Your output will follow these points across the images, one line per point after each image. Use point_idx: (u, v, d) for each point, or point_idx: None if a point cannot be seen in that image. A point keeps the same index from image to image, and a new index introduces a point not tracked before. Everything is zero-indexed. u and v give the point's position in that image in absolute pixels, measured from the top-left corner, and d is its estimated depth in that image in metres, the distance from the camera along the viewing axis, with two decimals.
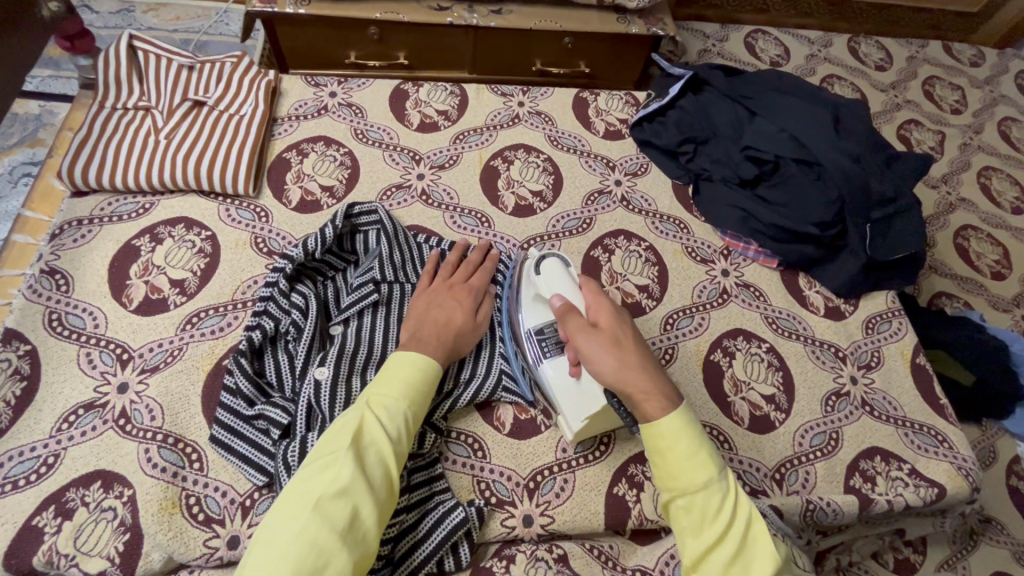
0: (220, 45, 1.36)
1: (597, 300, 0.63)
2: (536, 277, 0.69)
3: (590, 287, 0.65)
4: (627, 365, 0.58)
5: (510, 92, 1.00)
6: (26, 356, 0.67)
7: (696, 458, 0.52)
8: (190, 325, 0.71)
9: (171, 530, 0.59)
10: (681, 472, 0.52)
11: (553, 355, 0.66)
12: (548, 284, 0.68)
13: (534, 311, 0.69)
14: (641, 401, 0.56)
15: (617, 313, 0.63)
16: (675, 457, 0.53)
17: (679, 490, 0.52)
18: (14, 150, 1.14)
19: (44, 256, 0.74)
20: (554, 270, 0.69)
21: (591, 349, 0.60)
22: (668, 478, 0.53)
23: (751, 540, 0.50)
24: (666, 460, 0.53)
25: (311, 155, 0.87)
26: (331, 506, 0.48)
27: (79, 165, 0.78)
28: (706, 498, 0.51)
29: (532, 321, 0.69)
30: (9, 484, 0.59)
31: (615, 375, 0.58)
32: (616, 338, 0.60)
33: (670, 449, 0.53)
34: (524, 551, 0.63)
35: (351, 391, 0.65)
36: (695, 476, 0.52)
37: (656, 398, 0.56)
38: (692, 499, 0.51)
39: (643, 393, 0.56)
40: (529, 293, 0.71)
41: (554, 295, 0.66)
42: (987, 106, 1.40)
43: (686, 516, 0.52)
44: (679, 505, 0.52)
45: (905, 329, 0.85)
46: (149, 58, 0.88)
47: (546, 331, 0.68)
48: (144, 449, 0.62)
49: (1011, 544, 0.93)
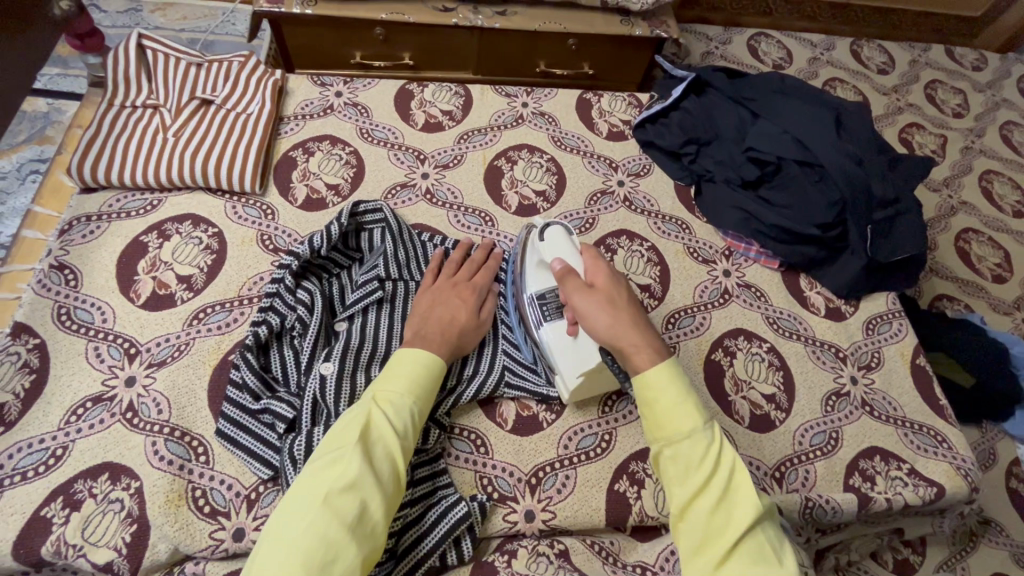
0: (227, 45, 1.37)
1: (595, 262, 0.65)
2: (540, 244, 0.70)
3: (592, 252, 0.66)
4: (620, 320, 0.59)
5: (514, 93, 1.01)
6: (35, 350, 0.67)
7: (681, 407, 0.53)
8: (196, 320, 0.72)
9: (178, 522, 0.59)
10: (666, 421, 0.53)
11: (553, 318, 0.67)
12: (552, 249, 0.69)
13: (538, 277, 0.71)
14: (631, 354, 0.57)
15: (614, 275, 0.65)
16: (662, 407, 0.54)
17: (665, 439, 0.53)
18: (23, 147, 1.15)
19: (54, 251, 0.75)
20: (558, 237, 0.70)
21: (586, 307, 0.61)
22: (654, 429, 0.54)
23: (735, 487, 0.50)
24: (653, 411, 0.54)
25: (317, 154, 0.88)
26: (340, 501, 0.49)
27: (88, 161, 0.79)
28: (692, 446, 0.52)
29: (535, 287, 0.70)
30: (17, 475, 0.60)
31: (608, 331, 0.59)
32: (611, 298, 0.62)
33: (656, 399, 0.54)
34: (526, 546, 0.64)
35: (356, 387, 0.66)
36: (680, 425, 0.53)
37: (646, 350, 0.57)
38: (677, 448, 0.52)
39: (633, 346, 0.57)
40: (533, 260, 0.72)
41: (557, 258, 0.67)
42: (989, 110, 1.40)
43: (673, 465, 0.52)
44: (666, 456, 0.53)
45: (906, 330, 0.86)
46: (158, 56, 0.89)
47: (548, 295, 0.69)
48: (151, 442, 0.63)
49: (1009, 545, 0.94)
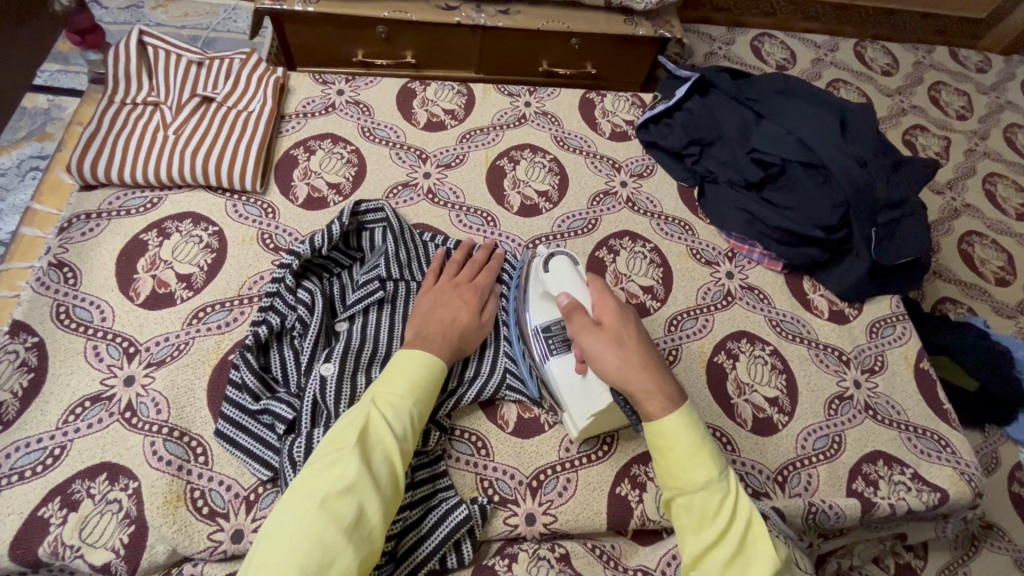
0: (229, 42, 1.37)
1: (602, 297, 0.63)
2: (544, 274, 0.69)
3: (597, 283, 0.64)
4: (630, 363, 0.58)
5: (517, 92, 1.00)
6: (34, 348, 0.67)
7: (697, 458, 0.53)
8: (196, 319, 0.71)
9: (176, 523, 0.59)
10: (681, 471, 0.53)
11: (559, 353, 0.67)
12: (557, 281, 0.68)
13: (542, 309, 0.70)
14: (642, 401, 0.56)
15: (622, 309, 0.63)
16: (676, 456, 0.53)
17: (679, 488, 0.53)
18: (23, 144, 1.14)
19: (53, 249, 0.75)
20: (563, 268, 0.69)
21: (594, 348, 0.59)
22: (669, 476, 0.54)
23: (750, 540, 0.50)
24: (667, 459, 0.54)
25: (318, 152, 0.88)
26: (337, 504, 0.49)
27: (88, 159, 0.79)
28: (707, 498, 0.52)
29: (540, 319, 0.69)
30: (15, 475, 0.59)
31: (618, 374, 0.57)
32: (620, 336, 0.60)
33: (671, 447, 0.54)
34: (527, 550, 0.63)
35: (356, 388, 0.65)
36: (696, 476, 0.52)
37: (656, 396, 0.56)
38: (692, 498, 0.52)
39: (644, 392, 0.56)
40: (537, 291, 0.71)
41: (563, 293, 0.65)
42: (993, 112, 1.40)
43: (687, 514, 0.52)
44: (680, 504, 0.53)
45: (909, 333, 0.85)
46: (159, 54, 0.89)
47: (553, 329, 0.68)
48: (149, 442, 0.62)
49: (1011, 550, 0.93)
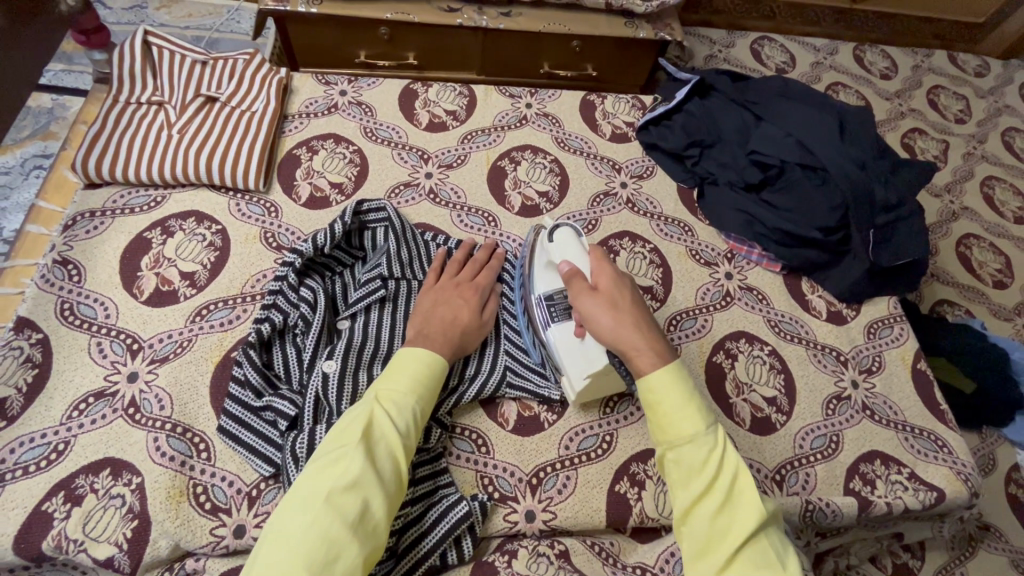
0: (231, 43, 1.37)
1: (600, 263, 0.65)
2: (548, 244, 0.70)
3: (597, 250, 0.66)
4: (622, 324, 0.59)
5: (519, 94, 1.01)
6: (38, 344, 0.67)
7: (684, 411, 0.53)
8: (199, 317, 0.72)
9: (179, 518, 0.59)
10: (671, 424, 0.54)
11: (560, 319, 0.67)
12: (561, 250, 0.69)
13: (546, 278, 0.71)
14: (633, 358, 0.58)
15: (619, 274, 0.64)
16: (665, 410, 0.54)
17: (669, 442, 0.54)
18: (26, 142, 1.15)
19: (57, 246, 0.75)
20: (566, 238, 0.69)
21: (590, 310, 0.61)
22: (659, 431, 0.55)
23: (738, 491, 0.51)
24: (657, 414, 0.55)
25: (321, 152, 0.88)
26: (342, 500, 0.49)
27: (93, 157, 0.79)
28: (695, 450, 0.52)
29: (543, 288, 0.71)
30: (19, 469, 0.60)
31: (611, 334, 0.59)
32: (615, 299, 0.62)
33: (660, 402, 0.55)
34: (526, 546, 0.64)
35: (358, 385, 0.66)
36: (683, 429, 0.53)
37: (647, 354, 0.57)
38: (681, 452, 0.53)
39: (634, 350, 0.58)
40: (542, 260, 0.72)
41: (564, 260, 0.67)
42: (991, 116, 1.40)
43: (676, 468, 0.53)
44: (670, 458, 0.53)
45: (907, 334, 0.86)
46: (163, 54, 0.89)
47: (556, 297, 0.69)
48: (152, 438, 0.63)
49: (1008, 551, 0.94)
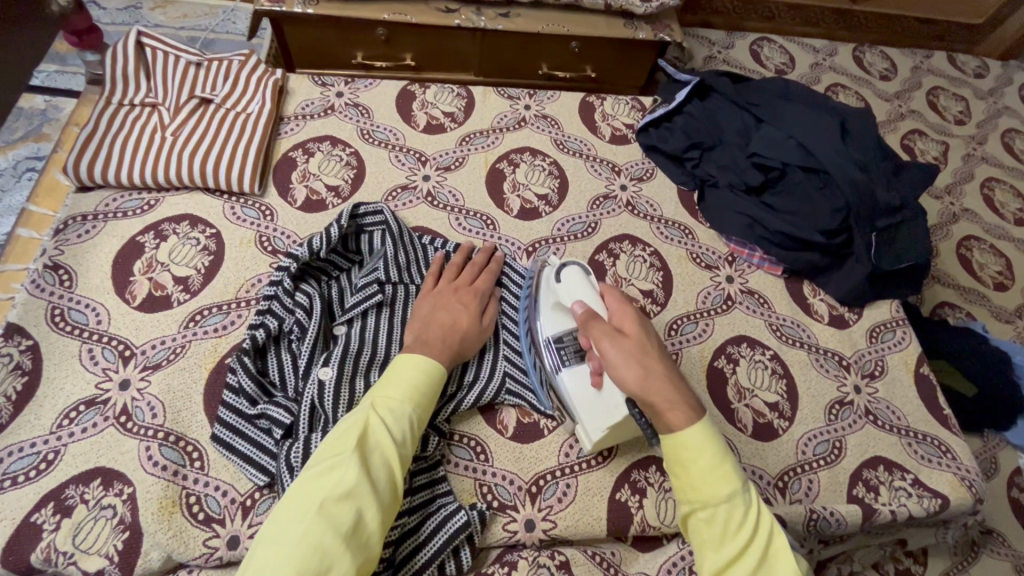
0: (227, 43, 1.36)
1: (621, 308, 0.63)
2: (555, 285, 0.69)
3: (614, 295, 0.65)
4: (653, 373, 0.57)
5: (517, 95, 1.00)
6: (28, 351, 0.66)
7: (719, 471, 0.52)
8: (192, 322, 0.71)
9: (171, 529, 0.58)
10: (703, 485, 0.52)
11: (572, 364, 0.66)
12: (569, 290, 0.68)
13: (553, 319, 0.69)
14: (665, 411, 0.55)
15: (641, 320, 0.63)
16: (698, 469, 0.52)
17: (701, 502, 0.52)
18: (19, 144, 1.14)
19: (48, 251, 0.74)
20: (575, 278, 0.68)
21: (615, 356, 0.58)
22: (689, 490, 0.53)
23: (771, 554, 0.50)
24: (688, 472, 0.53)
25: (317, 154, 0.87)
26: (335, 510, 0.48)
27: (84, 160, 0.78)
28: (730, 511, 0.51)
29: (551, 329, 0.69)
30: (8, 480, 0.59)
31: (640, 385, 0.56)
32: (642, 346, 0.59)
33: (692, 461, 0.53)
34: (526, 557, 0.62)
35: (355, 392, 0.65)
36: (717, 491, 0.51)
37: (680, 407, 0.55)
38: (713, 513, 0.51)
39: (667, 402, 0.55)
40: (549, 301, 0.71)
41: (576, 301, 0.66)
42: (991, 118, 1.40)
43: (708, 529, 0.51)
44: (700, 517, 0.52)
45: (909, 338, 0.85)
46: (157, 55, 0.88)
47: (565, 339, 0.68)
48: (145, 447, 0.62)
49: (1011, 557, 0.93)
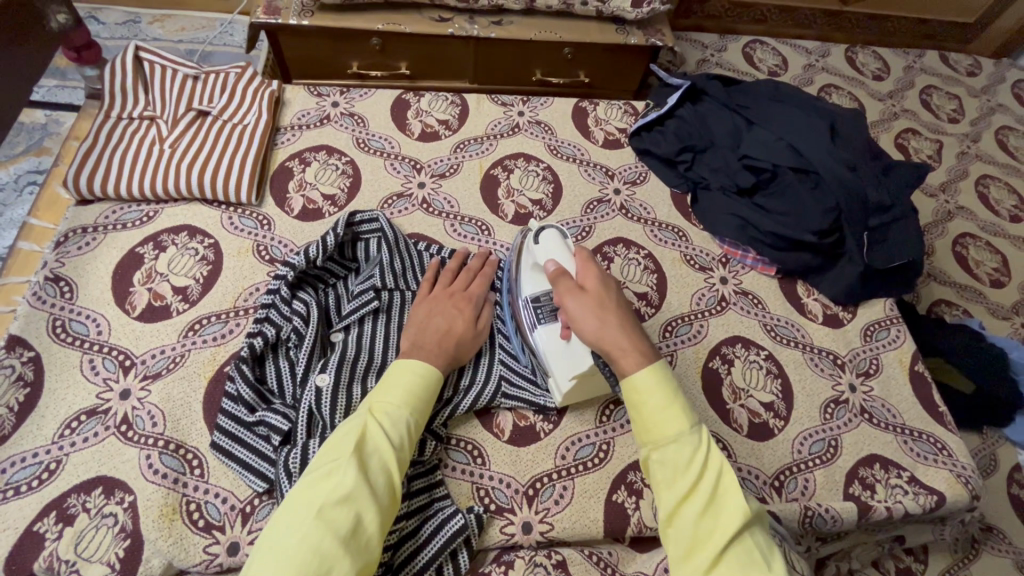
0: (225, 55, 1.38)
1: (586, 265, 0.64)
2: (534, 246, 0.70)
3: (583, 253, 0.66)
4: (608, 324, 0.59)
5: (511, 102, 1.01)
6: (29, 363, 0.67)
7: (668, 412, 0.54)
8: (191, 332, 0.72)
9: (171, 536, 0.59)
10: (655, 425, 0.54)
11: (547, 322, 0.67)
12: (545, 252, 0.69)
13: (534, 280, 0.70)
14: (618, 359, 0.58)
15: (605, 276, 0.65)
16: (649, 411, 0.54)
17: (653, 443, 0.54)
18: (20, 158, 1.16)
19: (49, 263, 0.75)
20: (552, 241, 0.70)
21: (576, 311, 0.61)
22: (643, 432, 0.55)
23: (721, 491, 0.50)
24: (642, 415, 0.55)
25: (314, 164, 0.88)
26: (334, 513, 0.49)
27: (84, 173, 0.79)
28: (679, 450, 0.52)
29: (530, 289, 0.70)
30: (10, 490, 0.59)
31: (597, 335, 0.59)
32: (601, 301, 0.62)
33: (645, 403, 0.55)
34: (523, 557, 0.64)
35: (352, 399, 0.65)
36: (667, 430, 0.53)
37: (632, 355, 0.57)
38: (665, 452, 0.53)
39: (620, 350, 0.58)
40: (528, 262, 0.71)
41: (549, 260, 0.67)
42: (984, 116, 1.41)
43: (661, 470, 0.53)
44: (654, 458, 0.53)
45: (904, 336, 0.86)
46: (155, 69, 0.89)
47: (542, 299, 0.69)
48: (145, 456, 0.63)
49: (1012, 553, 0.93)
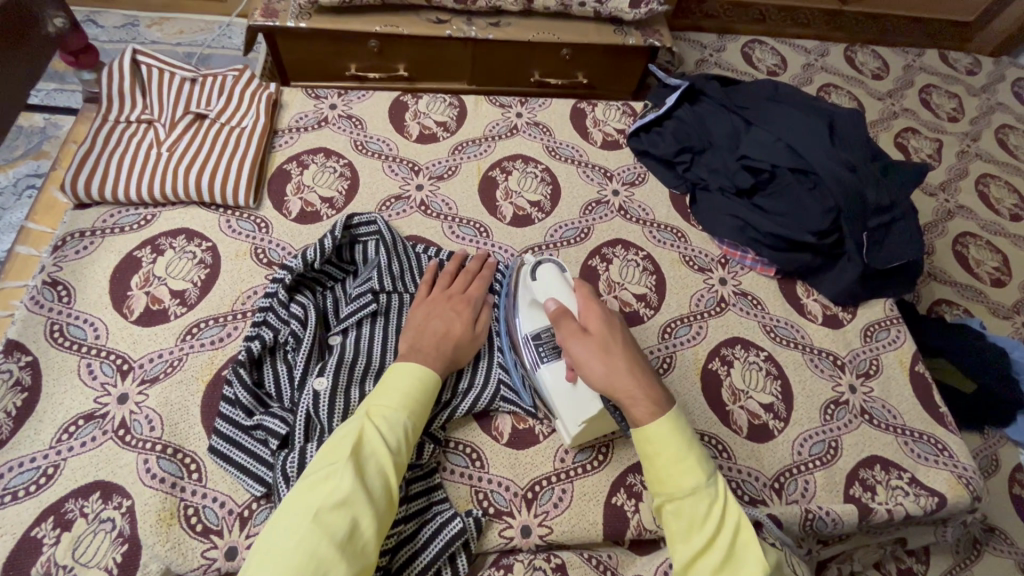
0: (223, 58, 1.38)
1: (588, 304, 0.63)
2: (531, 283, 0.69)
3: (584, 289, 0.64)
4: (616, 369, 0.58)
5: (508, 104, 1.01)
6: (28, 367, 0.67)
7: (683, 464, 0.54)
8: (189, 335, 0.72)
9: (169, 541, 0.59)
10: (670, 477, 0.54)
11: (549, 360, 0.67)
12: (543, 289, 0.67)
13: (530, 316, 0.70)
14: (629, 407, 0.57)
15: (608, 314, 0.63)
16: (663, 462, 0.54)
17: (668, 494, 0.54)
18: (19, 162, 1.16)
19: (47, 268, 0.75)
20: (549, 275, 0.68)
21: (581, 355, 0.60)
22: (657, 483, 0.55)
23: (738, 545, 0.50)
24: (656, 466, 0.55)
25: (312, 166, 0.88)
26: (331, 518, 0.49)
27: (81, 177, 0.79)
28: (694, 503, 0.52)
29: (528, 326, 0.69)
30: (8, 495, 0.59)
31: (605, 380, 0.58)
32: (606, 343, 0.60)
33: (658, 454, 0.55)
34: (522, 560, 0.63)
35: (349, 402, 0.65)
36: (682, 482, 0.53)
37: (642, 403, 0.56)
38: (680, 505, 0.53)
39: (630, 399, 0.57)
40: (525, 298, 0.71)
41: (549, 299, 0.66)
42: (984, 114, 1.40)
43: (677, 522, 0.53)
44: (669, 510, 0.54)
45: (904, 337, 0.85)
46: (152, 72, 0.89)
47: (543, 336, 0.68)
48: (143, 460, 0.63)
49: (1014, 553, 0.93)
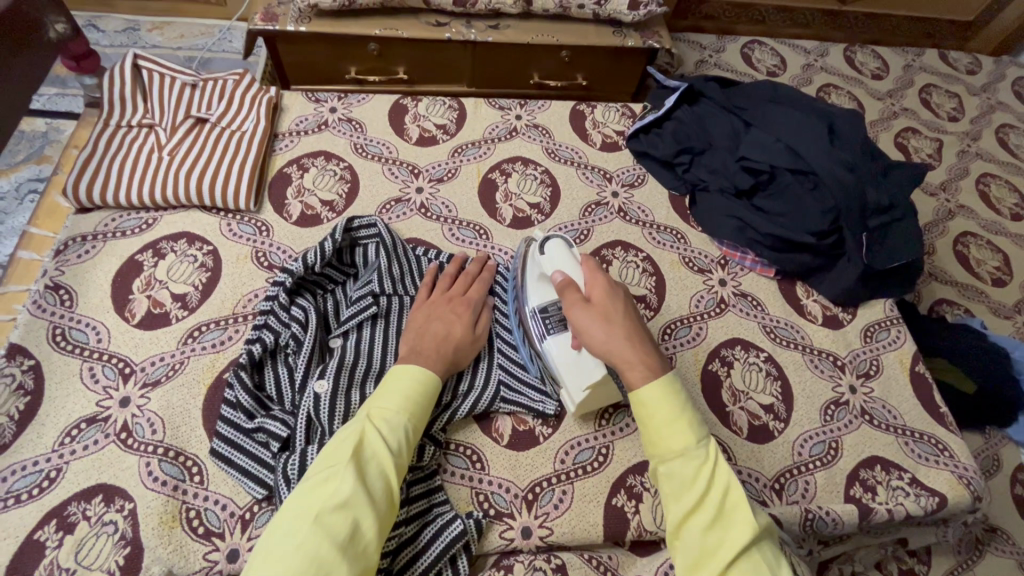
0: (224, 62, 1.39)
1: (594, 275, 0.64)
2: (540, 257, 0.70)
3: (590, 262, 0.65)
4: (615, 336, 0.59)
5: (508, 106, 1.01)
6: (30, 371, 0.67)
7: (674, 425, 0.54)
8: (190, 339, 0.72)
9: (171, 544, 0.59)
10: (661, 439, 0.54)
11: (556, 331, 0.67)
12: (552, 262, 0.68)
13: (539, 290, 0.71)
14: (625, 371, 0.58)
15: (612, 286, 0.64)
16: (655, 424, 0.55)
17: (659, 456, 0.54)
18: (21, 166, 1.17)
19: (49, 272, 0.75)
20: (557, 251, 0.69)
21: (582, 322, 0.61)
22: (651, 445, 0.55)
23: (728, 505, 0.50)
24: (649, 429, 0.55)
25: (312, 170, 0.88)
26: (332, 520, 0.49)
27: (83, 181, 0.79)
28: (685, 464, 0.52)
29: (536, 300, 0.70)
30: (12, 498, 0.60)
31: (603, 346, 0.59)
32: (608, 312, 0.61)
33: (650, 417, 0.55)
34: (523, 561, 0.64)
35: (350, 405, 0.65)
36: (673, 444, 0.53)
37: (639, 368, 0.57)
38: (671, 467, 0.53)
39: (627, 364, 0.58)
40: (534, 273, 0.72)
41: (557, 270, 0.67)
42: (984, 113, 1.40)
43: (668, 483, 0.53)
44: (662, 471, 0.54)
45: (904, 337, 0.85)
46: (153, 76, 0.90)
47: (550, 309, 0.69)
48: (145, 463, 0.63)
49: (1016, 554, 0.93)
